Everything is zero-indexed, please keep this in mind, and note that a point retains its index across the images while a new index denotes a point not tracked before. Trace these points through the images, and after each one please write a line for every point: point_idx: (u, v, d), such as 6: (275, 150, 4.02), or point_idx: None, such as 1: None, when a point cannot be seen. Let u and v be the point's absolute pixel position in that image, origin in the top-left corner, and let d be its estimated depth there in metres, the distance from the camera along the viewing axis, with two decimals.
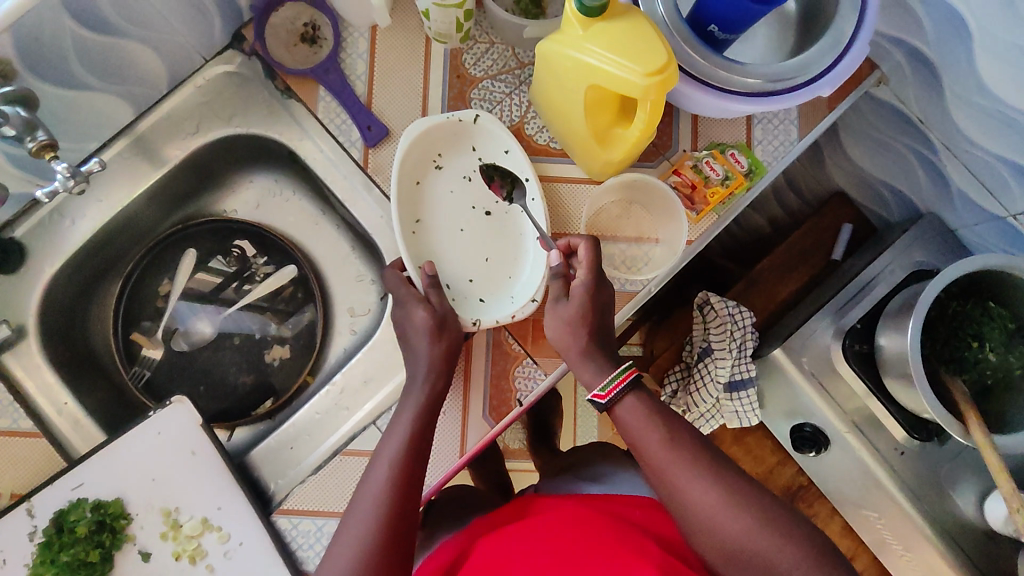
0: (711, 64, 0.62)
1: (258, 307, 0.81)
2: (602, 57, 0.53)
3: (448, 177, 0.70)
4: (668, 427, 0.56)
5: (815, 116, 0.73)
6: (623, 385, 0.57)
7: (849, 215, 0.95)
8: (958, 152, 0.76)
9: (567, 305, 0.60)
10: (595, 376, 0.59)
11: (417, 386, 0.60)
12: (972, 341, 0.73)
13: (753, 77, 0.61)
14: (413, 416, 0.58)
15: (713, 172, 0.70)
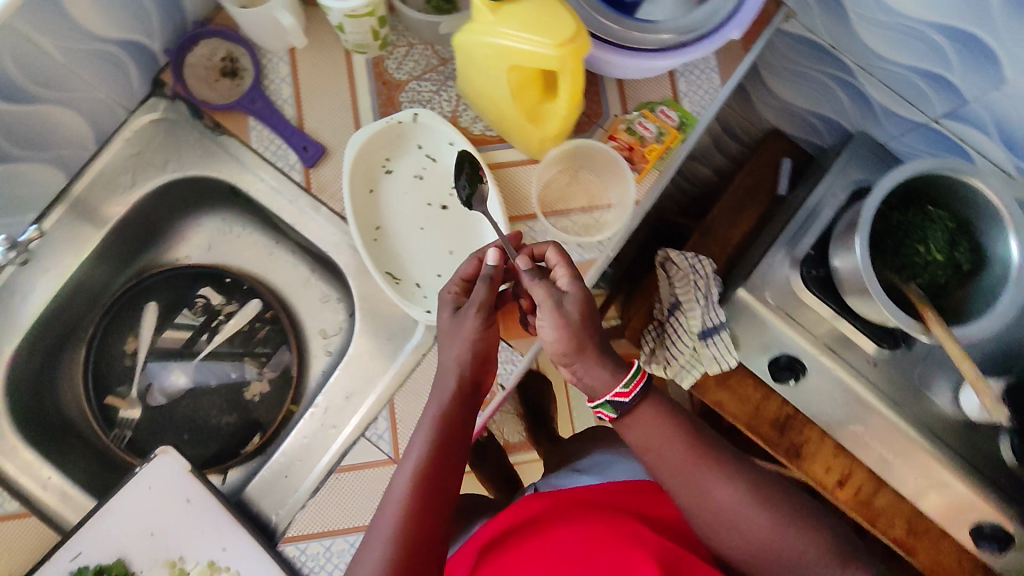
0: (624, 28, 0.64)
1: (230, 347, 0.81)
2: (515, 37, 0.55)
3: (399, 181, 0.71)
4: (687, 433, 0.58)
5: (732, 60, 0.76)
6: (642, 384, 0.57)
7: (785, 149, 0.99)
8: (872, 70, 0.79)
9: (570, 300, 0.57)
10: (606, 385, 0.57)
11: (450, 379, 0.58)
12: (919, 247, 0.76)
13: (666, 33, 0.64)
14: (439, 414, 0.56)
15: (647, 131, 0.73)
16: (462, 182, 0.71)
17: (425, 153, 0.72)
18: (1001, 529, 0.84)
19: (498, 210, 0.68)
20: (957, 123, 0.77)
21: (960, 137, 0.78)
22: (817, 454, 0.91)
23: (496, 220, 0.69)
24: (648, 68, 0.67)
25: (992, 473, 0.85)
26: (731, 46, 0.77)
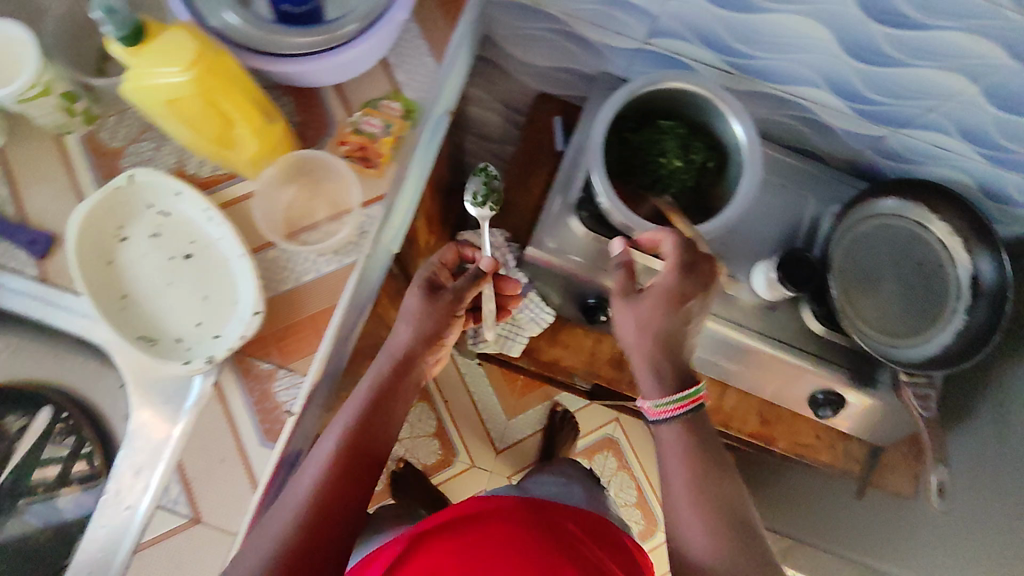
0: (312, 36, 0.66)
1: (43, 459, 0.78)
2: (177, 73, 0.54)
3: (137, 244, 0.70)
4: (699, 455, 0.63)
5: (442, 39, 0.77)
6: (682, 407, 0.64)
7: (556, 107, 1.02)
8: (576, 14, 0.80)
9: (643, 303, 0.67)
10: (660, 391, 0.66)
11: (386, 365, 0.70)
12: (661, 159, 0.79)
13: (349, 25, 0.66)
14: (367, 399, 0.67)
15: (374, 128, 0.73)
16: (199, 230, 0.70)
17: (157, 210, 0.70)
18: (834, 394, 0.87)
19: (238, 244, 0.68)
20: (665, 40, 0.80)
21: (675, 52, 0.81)
22: None
23: (240, 254, 0.68)
24: (365, 51, 0.68)
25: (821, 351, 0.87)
26: (436, 25, 0.77)
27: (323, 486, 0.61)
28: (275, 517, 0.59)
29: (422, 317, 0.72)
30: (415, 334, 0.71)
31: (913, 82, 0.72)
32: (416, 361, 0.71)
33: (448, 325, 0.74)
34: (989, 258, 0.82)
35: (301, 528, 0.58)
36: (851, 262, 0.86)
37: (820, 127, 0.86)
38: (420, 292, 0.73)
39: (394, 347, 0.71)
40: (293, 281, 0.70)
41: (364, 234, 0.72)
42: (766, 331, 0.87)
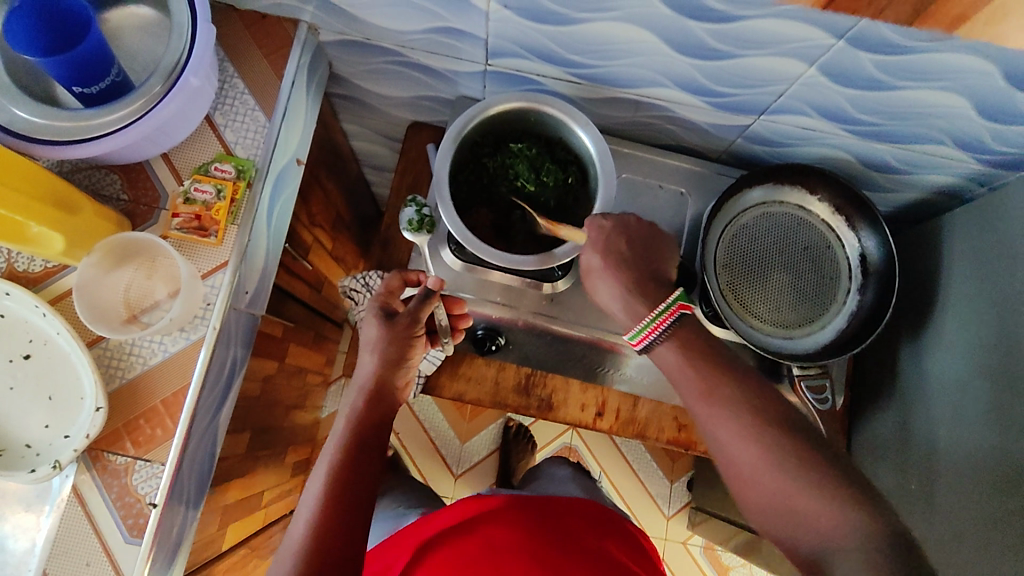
0: (123, 104, 0.62)
1: None
2: None
3: None
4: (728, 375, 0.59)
5: (269, 92, 0.75)
6: (660, 323, 0.61)
7: (429, 135, 0.99)
8: (410, 45, 0.77)
9: (611, 235, 0.65)
10: (630, 320, 0.63)
11: (357, 398, 0.68)
12: (517, 183, 0.77)
13: (155, 83, 0.63)
14: (347, 429, 0.65)
15: (205, 194, 0.70)
16: (37, 326, 0.66)
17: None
18: None
19: (74, 341, 0.65)
20: (502, 60, 0.77)
21: (518, 69, 0.78)
22: (568, 397, 0.92)
23: (77, 350, 0.65)
24: (174, 112, 0.65)
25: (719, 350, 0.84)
26: (263, 81, 0.75)
27: (326, 515, 0.59)
28: (278, 565, 0.57)
29: (382, 346, 0.70)
30: (378, 365, 0.69)
31: (750, 71, 0.69)
32: (385, 389, 0.69)
33: (408, 353, 0.71)
34: (871, 232, 0.81)
35: (303, 563, 0.56)
36: (735, 259, 0.84)
37: (685, 125, 0.85)
38: (377, 322, 0.71)
39: (361, 381, 0.69)
40: (140, 366, 0.68)
41: (209, 306, 0.70)
42: None
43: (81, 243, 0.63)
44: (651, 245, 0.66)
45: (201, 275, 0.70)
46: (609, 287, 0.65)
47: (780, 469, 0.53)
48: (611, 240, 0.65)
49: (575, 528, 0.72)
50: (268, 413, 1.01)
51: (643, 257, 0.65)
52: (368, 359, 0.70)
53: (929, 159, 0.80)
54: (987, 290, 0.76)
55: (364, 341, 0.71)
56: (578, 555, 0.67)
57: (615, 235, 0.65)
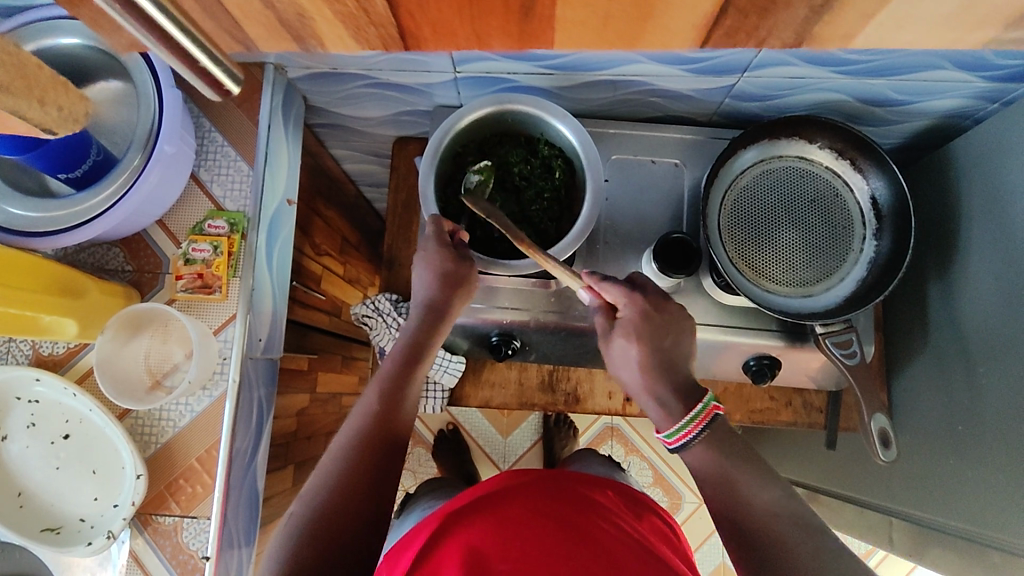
0: (105, 184, 0.63)
1: None
2: None
3: (15, 438, 0.68)
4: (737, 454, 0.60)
5: (248, 140, 0.77)
6: (699, 425, 0.61)
7: (416, 149, 0.99)
8: (376, 67, 0.76)
9: (625, 320, 0.67)
10: (667, 418, 0.63)
11: (418, 317, 0.69)
12: (518, 181, 0.79)
13: (135, 155, 0.64)
14: (408, 346, 0.67)
15: (203, 253, 0.72)
16: (70, 407, 0.68)
17: (25, 400, 0.68)
18: (766, 358, 0.83)
19: (103, 417, 0.67)
20: (469, 65, 0.76)
21: (487, 70, 0.77)
22: (595, 387, 0.91)
23: (109, 426, 0.68)
24: (158, 179, 0.67)
25: (736, 320, 0.83)
26: (243, 131, 0.77)
27: (380, 427, 0.61)
28: (328, 461, 0.59)
29: (442, 274, 0.69)
30: (438, 290, 0.69)
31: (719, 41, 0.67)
32: (445, 315, 0.70)
33: (466, 293, 0.71)
34: (880, 173, 0.78)
35: (356, 457, 0.58)
36: (739, 223, 0.81)
37: (667, 95, 0.83)
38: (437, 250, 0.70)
39: (421, 304, 0.69)
40: (171, 429, 0.70)
41: (225, 360, 0.72)
42: None
43: (93, 321, 0.67)
44: (678, 332, 0.67)
45: (213, 331, 0.72)
46: (636, 372, 0.66)
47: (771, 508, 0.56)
48: (644, 325, 0.66)
49: (605, 510, 0.66)
50: (308, 443, 1.04)
51: (666, 342, 0.66)
52: (424, 278, 0.70)
53: (931, 85, 0.75)
54: (1001, 217, 0.73)
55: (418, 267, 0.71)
56: (620, 544, 0.61)
57: (653, 326, 0.66)
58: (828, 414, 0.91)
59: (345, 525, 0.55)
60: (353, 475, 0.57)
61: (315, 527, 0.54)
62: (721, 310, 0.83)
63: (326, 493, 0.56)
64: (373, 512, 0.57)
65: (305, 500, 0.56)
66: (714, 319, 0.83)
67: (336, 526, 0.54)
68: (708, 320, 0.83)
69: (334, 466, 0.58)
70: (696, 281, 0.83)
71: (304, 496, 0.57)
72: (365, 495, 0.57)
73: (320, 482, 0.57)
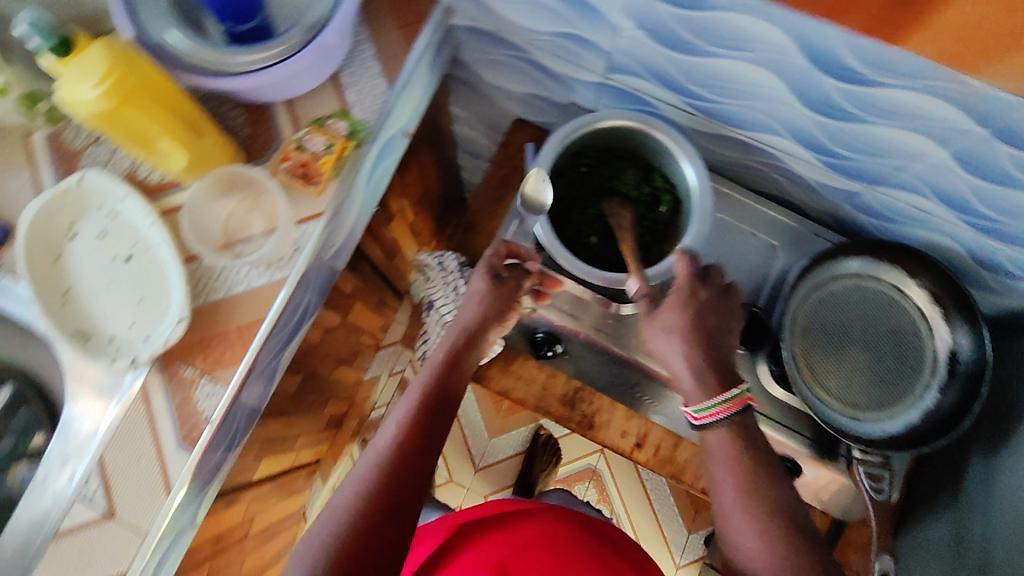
0: (259, 50, 0.67)
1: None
2: (93, 88, 0.57)
3: (84, 242, 0.73)
4: (745, 472, 0.64)
5: (396, 61, 0.79)
6: (731, 407, 0.65)
7: (532, 134, 0.99)
8: (535, 44, 0.81)
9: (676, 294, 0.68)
10: (700, 394, 0.66)
11: (456, 336, 0.72)
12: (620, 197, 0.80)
13: (293, 37, 0.67)
14: (440, 366, 0.70)
15: (316, 146, 0.75)
16: (141, 232, 0.72)
17: (105, 211, 0.73)
18: (791, 461, 0.83)
19: (171, 253, 0.70)
20: (622, 76, 0.79)
21: (635, 88, 0.80)
22: (610, 420, 0.91)
23: (173, 262, 0.71)
24: (306, 66, 0.69)
25: (771, 410, 0.82)
26: (392, 49, 0.79)
27: (407, 447, 0.63)
28: (357, 476, 0.62)
29: (486, 299, 0.73)
30: (477, 311, 0.73)
31: (870, 139, 0.69)
32: (481, 337, 0.73)
33: (507, 315, 0.74)
34: (968, 331, 0.76)
35: (381, 477, 0.61)
36: (814, 324, 0.81)
37: (791, 177, 0.83)
38: (484, 276, 0.74)
39: (462, 323, 0.73)
40: (224, 291, 0.72)
41: (297, 250, 0.73)
42: None
43: (201, 164, 0.69)
44: (722, 318, 0.69)
45: (296, 220, 0.74)
46: (675, 343, 0.68)
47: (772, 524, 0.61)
48: (694, 299, 0.68)
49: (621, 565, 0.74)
50: (321, 362, 1.05)
51: (709, 323, 0.68)
52: (472, 302, 0.74)
53: None
54: None
55: (468, 291, 0.75)
56: None
57: (697, 298, 0.68)
58: (823, 539, 0.88)
59: (365, 544, 0.58)
60: (376, 495, 0.60)
61: (341, 547, 0.57)
62: None
63: (352, 512, 0.59)
64: (393, 532, 0.60)
65: (333, 516, 0.60)
66: (761, 408, 0.81)
67: (354, 547, 0.57)
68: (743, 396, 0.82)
69: (363, 485, 0.61)
70: (746, 355, 0.82)
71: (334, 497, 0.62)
72: (384, 517, 0.60)
73: (349, 501, 0.60)
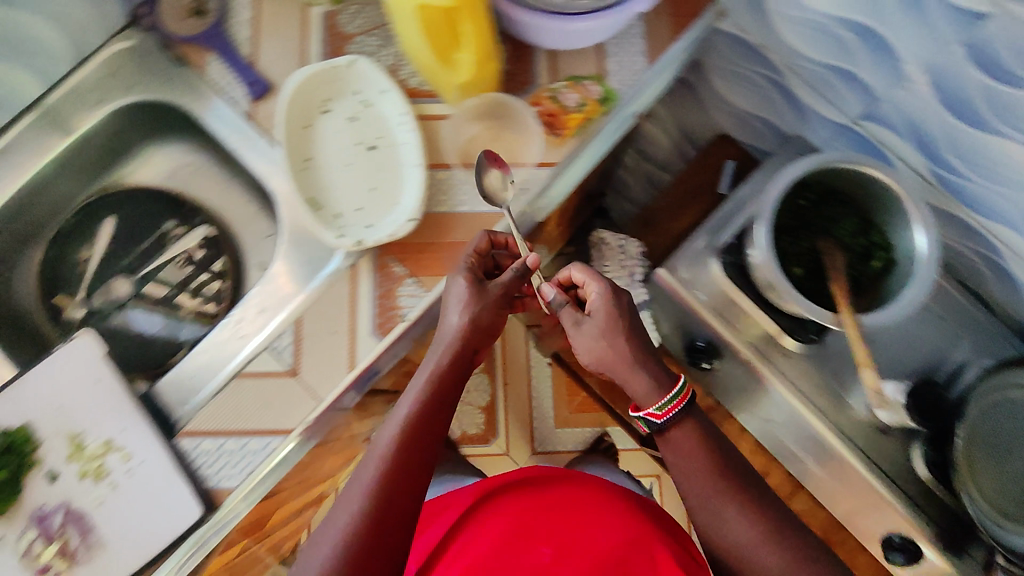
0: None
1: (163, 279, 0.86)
2: None
3: (334, 120, 0.77)
4: (709, 460, 0.65)
5: (662, 44, 0.80)
6: (680, 405, 0.66)
7: (732, 152, 0.98)
8: (798, 70, 0.82)
9: (591, 320, 0.68)
10: (651, 394, 0.66)
11: (443, 354, 0.66)
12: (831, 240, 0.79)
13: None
14: (430, 381, 0.65)
15: (569, 101, 0.77)
16: (390, 127, 0.76)
17: (360, 98, 0.77)
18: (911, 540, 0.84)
19: (417, 155, 0.74)
20: (874, 125, 0.79)
21: (880, 139, 0.80)
22: None
23: (414, 163, 0.74)
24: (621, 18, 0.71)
25: (905, 485, 0.82)
26: (661, 32, 0.80)
27: (404, 456, 0.60)
28: (360, 478, 0.59)
29: (474, 307, 0.67)
30: (466, 319, 0.67)
31: None
32: (463, 348, 0.67)
33: (491, 326, 0.69)
34: None
35: (382, 483, 0.58)
36: (980, 425, 0.75)
37: (1004, 275, 0.80)
38: (469, 279, 0.68)
39: (447, 336, 0.67)
40: (450, 207, 0.75)
41: (524, 190, 0.76)
42: (854, 439, 0.83)
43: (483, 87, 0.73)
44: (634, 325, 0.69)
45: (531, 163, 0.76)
46: (592, 341, 0.68)
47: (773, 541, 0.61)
48: (607, 318, 0.67)
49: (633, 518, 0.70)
50: None
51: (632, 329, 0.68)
52: (457, 311, 0.67)
53: None
54: None
55: (452, 293, 0.68)
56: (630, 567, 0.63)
57: (621, 307, 0.68)
58: None
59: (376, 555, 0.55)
60: (378, 503, 0.57)
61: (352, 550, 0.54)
62: (897, 465, 0.83)
63: (358, 518, 0.56)
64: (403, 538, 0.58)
65: (344, 518, 0.56)
66: (885, 467, 0.83)
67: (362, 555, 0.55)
68: (880, 464, 0.83)
69: (366, 493, 0.58)
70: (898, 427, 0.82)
71: (335, 506, 0.58)
72: (388, 528, 0.57)
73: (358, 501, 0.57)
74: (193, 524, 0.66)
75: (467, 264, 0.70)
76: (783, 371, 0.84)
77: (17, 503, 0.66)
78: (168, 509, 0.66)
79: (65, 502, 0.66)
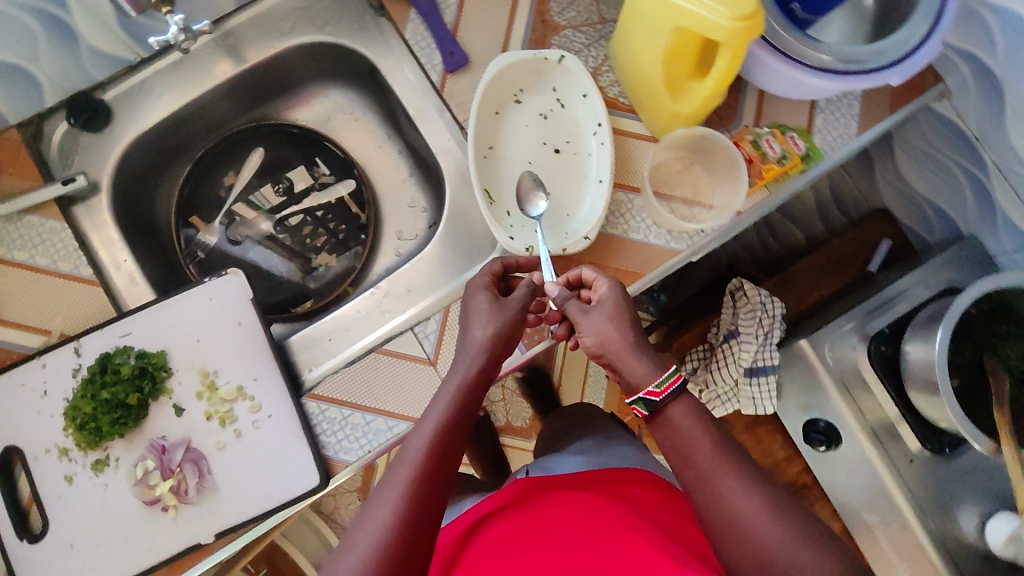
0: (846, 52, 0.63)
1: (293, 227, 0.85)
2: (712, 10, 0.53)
3: (524, 113, 0.74)
4: (713, 432, 0.54)
5: (875, 113, 0.74)
6: (674, 388, 0.55)
7: (890, 231, 0.94)
8: (1007, 174, 0.77)
9: (597, 309, 0.60)
10: (648, 369, 0.56)
11: (470, 364, 0.59)
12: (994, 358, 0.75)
13: (886, 53, 0.62)
14: (455, 400, 0.57)
15: (771, 150, 0.71)
16: (581, 135, 0.73)
17: (556, 96, 0.74)
18: None
19: (606, 171, 0.71)
20: None
21: None
22: None
23: (600, 178, 0.71)
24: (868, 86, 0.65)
25: None
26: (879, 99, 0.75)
27: (424, 490, 0.51)
28: (377, 510, 0.50)
29: (501, 321, 0.61)
30: (500, 329, 0.60)
31: None
32: (494, 358, 0.60)
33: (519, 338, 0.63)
34: None
35: (403, 524, 0.49)
36: None
37: None
38: (486, 292, 0.63)
39: (469, 346, 0.60)
40: (623, 231, 0.71)
41: (701, 232, 0.71)
42: (955, 559, 0.80)
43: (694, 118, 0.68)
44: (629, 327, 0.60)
45: None
46: (602, 325, 0.59)
47: (780, 520, 0.49)
48: (617, 314, 0.59)
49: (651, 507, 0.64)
50: None
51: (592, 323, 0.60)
52: (483, 320, 0.61)
53: None
54: None
55: (470, 308, 0.63)
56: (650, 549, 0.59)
57: (620, 310, 0.60)
58: None
59: None
60: (394, 538, 0.48)
61: None
62: None
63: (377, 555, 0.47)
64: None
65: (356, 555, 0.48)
66: None
67: None
68: None
69: (377, 527, 0.49)
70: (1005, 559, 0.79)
71: (355, 523, 0.50)
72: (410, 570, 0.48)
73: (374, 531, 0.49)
74: (307, 492, 0.65)
75: (485, 284, 0.65)
76: (900, 471, 0.82)
77: (138, 429, 0.64)
78: (283, 473, 0.65)
79: (186, 439, 0.64)
